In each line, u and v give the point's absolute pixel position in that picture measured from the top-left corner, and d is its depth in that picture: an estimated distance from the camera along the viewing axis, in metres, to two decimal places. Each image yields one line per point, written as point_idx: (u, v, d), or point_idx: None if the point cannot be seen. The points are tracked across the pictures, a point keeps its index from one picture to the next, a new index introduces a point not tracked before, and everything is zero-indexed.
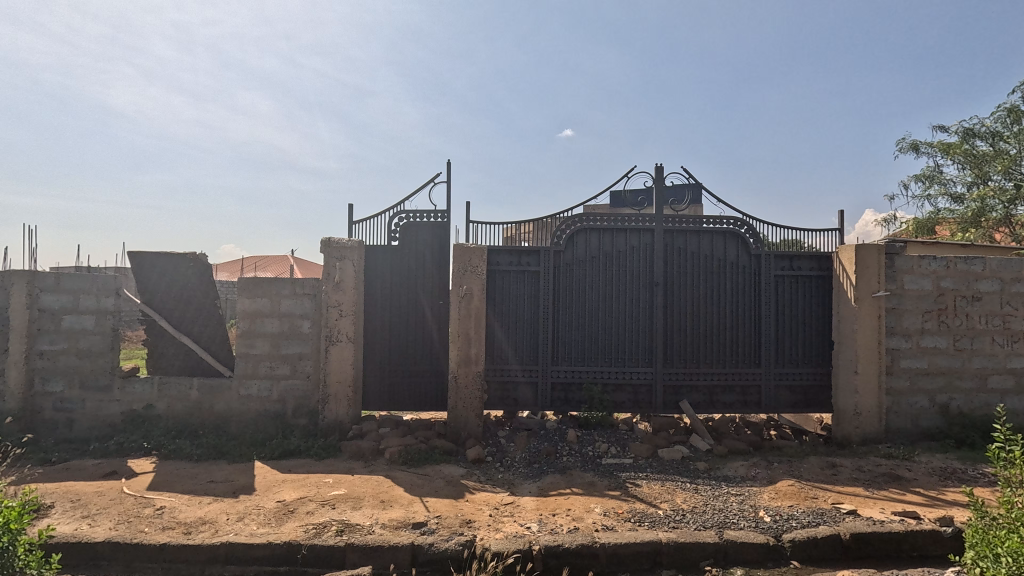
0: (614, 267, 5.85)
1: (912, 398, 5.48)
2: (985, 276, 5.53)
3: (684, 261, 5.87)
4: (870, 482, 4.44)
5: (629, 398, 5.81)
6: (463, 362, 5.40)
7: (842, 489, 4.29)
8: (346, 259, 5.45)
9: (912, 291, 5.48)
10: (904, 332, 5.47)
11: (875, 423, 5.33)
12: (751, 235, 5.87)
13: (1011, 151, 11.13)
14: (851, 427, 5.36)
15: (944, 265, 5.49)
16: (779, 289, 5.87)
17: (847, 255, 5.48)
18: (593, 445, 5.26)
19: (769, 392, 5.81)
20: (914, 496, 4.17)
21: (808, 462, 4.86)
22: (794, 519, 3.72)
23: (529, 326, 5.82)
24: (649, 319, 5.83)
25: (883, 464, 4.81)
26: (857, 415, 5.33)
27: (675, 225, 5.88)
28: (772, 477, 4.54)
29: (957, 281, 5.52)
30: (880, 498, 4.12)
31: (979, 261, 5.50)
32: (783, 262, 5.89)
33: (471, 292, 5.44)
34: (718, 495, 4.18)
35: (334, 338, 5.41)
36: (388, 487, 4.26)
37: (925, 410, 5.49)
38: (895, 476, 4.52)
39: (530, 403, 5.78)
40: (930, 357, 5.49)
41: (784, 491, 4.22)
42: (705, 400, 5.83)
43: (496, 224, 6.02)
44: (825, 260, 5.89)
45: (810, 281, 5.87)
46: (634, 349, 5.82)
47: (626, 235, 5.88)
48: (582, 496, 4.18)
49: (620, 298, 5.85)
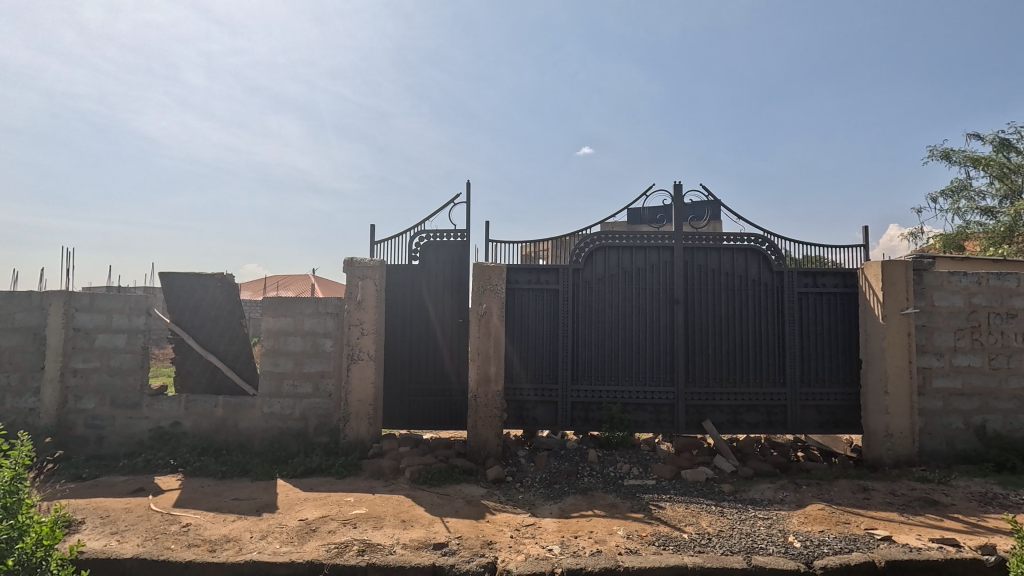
0: (634, 284, 5.84)
1: (947, 418, 5.29)
2: (1020, 292, 5.35)
3: (704, 278, 5.82)
4: (904, 507, 4.28)
5: (651, 418, 5.73)
6: (482, 382, 5.41)
7: (875, 514, 4.14)
8: (368, 278, 5.55)
9: (943, 308, 5.33)
10: (936, 350, 5.31)
11: (908, 445, 5.15)
12: (773, 251, 5.81)
13: None
14: (882, 449, 5.20)
15: (975, 281, 5.35)
16: (802, 306, 5.77)
17: (873, 272, 5.38)
18: (615, 466, 5.20)
19: (795, 413, 5.67)
20: (953, 522, 4.00)
21: (839, 486, 4.71)
22: (825, 545, 3.60)
23: (548, 344, 5.81)
24: (669, 337, 5.77)
25: (918, 488, 4.63)
26: (888, 437, 5.17)
27: (695, 242, 5.85)
28: (800, 501, 4.40)
29: (990, 298, 5.35)
30: (915, 524, 3.97)
31: (1013, 277, 5.34)
32: (807, 279, 5.80)
33: (490, 311, 5.48)
34: (745, 519, 4.06)
35: (355, 356, 5.48)
36: (408, 507, 4.25)
37: (960, 432, 5.29)
38: (931, 501, 4.34)
39: (549, 423, 5.75)
40: (964, 377, 5.31)
41: (814, 516, 4.09)
42: (729, 420, 5.72)
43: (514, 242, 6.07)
44: (851, 277, 5.78)
45: (835, 298, 5.76)
46: (655, 368, 5.75)
47: (646, 252, 5.87)
48: (605, 518, 4.11)
49: (641, 316, 5.81)
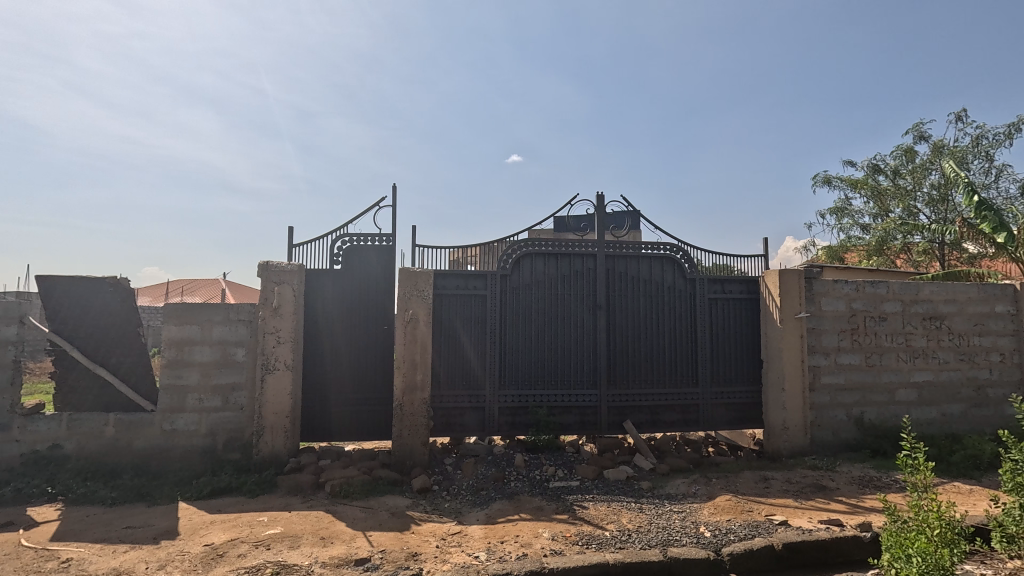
0: (560, 290, 5.99)
1: (833, 411, 5.89)
2: (889, 298, 6.10)
3: (625, 285, 6.10)
4: (798, 493, 4.71)
5: (575, 420, 5.90)
6: (408, 390, 5.29)
7: (774, 501, 4.52)
8: (286, 284, 5.27)
9: (829, 312, 5.95)
10: (824, 350, 5.91)
11: (802, 436, 5.69)
12: (686, 259, 6.21)
13: (907, 186, 13.02)
14: (781, 442, 5.69)
15: (855, 288, 6.03)
16: (712, 311, 6.20)
17: (772, 280, 5.90)
18: (541, 469, 5.28)
19: (707, 411, 6.07)
20: (838, 504, 4.46)
21: (743, 477, 5.09)
22: (731, 533, 3.88)
23: (475, 350, 5.80)
24: (593, 341, 5.98)
25: (810, 475, 5.12)
26: (786, 430, 5.68)
27: (616, 250, 6.12)
28: (710, 493, 4.71)
29: (866, 303, 6.05)
30: (807, 508, 4.37)
31: (883, 285, 6.07)
32: (716, 286, 6.25)
33: (417, 316, 5.39)
34: (661, 513, 4.29)
35: (270, 366, 5.16)
36: (328, 523, 4.06)
37: (843, 423, 5.91)
38: (820, 487, 4.81)
39: (477, 429, 5.74)
40: (847, 374, 5.95)
41: (722, 506, 4.39)
42: (648, 420, 6.01)
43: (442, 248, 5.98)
44: (753, 284, 6.30)
45: (740, 303, 6.25)
46: (580, 371, 5.93)
47: (570, 259, 6.05)
48: (530, 521, 4.17)
49: (566, 322, 5.97)
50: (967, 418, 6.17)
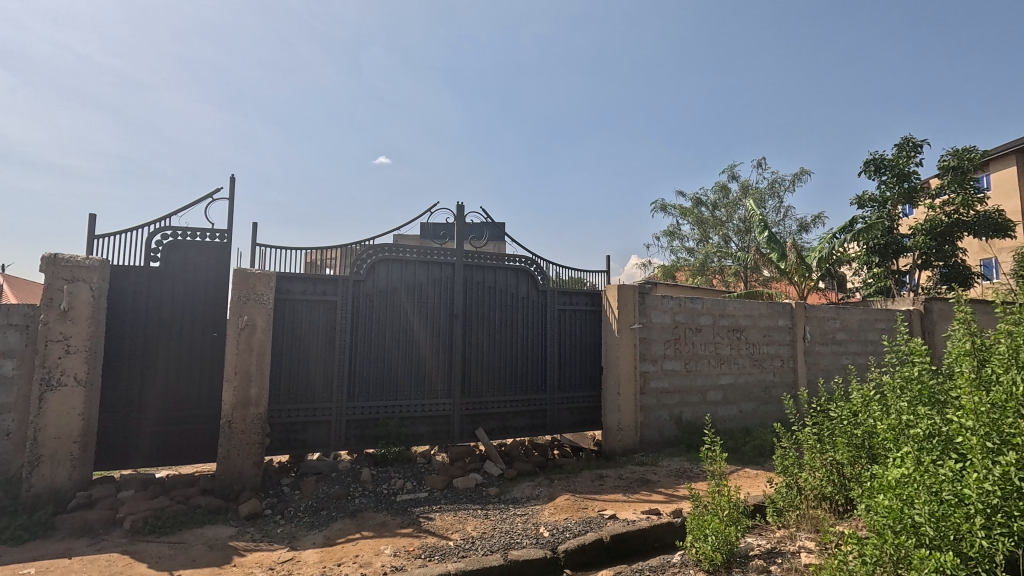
0: (416, 298, 5.89)
1: (658, 412, 6.64)
2: (703, 312, 7.09)
3: (481, 294, 6.22)
4: (626, 488, 5.21)
5: (428, 430, 5.83)
6: (239, 405, 4.75)
7: (606, 497, 4.93)
8: (80, 282, 4.39)
9: (657, 324, 6.72)
10: (652, 358, 6.65)
11: (632, 435, 6.31)
12: (539, 272, 6.55)
13: (722, 218, 15.72)
14: (615, 441, 6.25)
15: (678, 303, 6.90)
16: (560, 321, 6.61)
17: (612, 294, 6.50)
18: (389, 482, 5.10)
19: (553, 416, 6.43)
20: (657, 495, 5.02)
21: (581, 476, 5.48)
22: (567, 530, 4.14)
23: (322, 359, 5.43)
24: (448, 350, 5.98)
25: (637, 471, 5.69)
26: (620, 430, 6.25)
27: (474, 260, 6.22)
28: (552, 494, 4.98)
29: (686, 317, 6.96)
30: (632, 500, 4.85)
31: (699, 301, 7.05)
32: (565, 298, 6.69)
33: (254, 323, 4.88)
34: (505, 518, 4.41)
35: (54, 381, 4.24)
36: (123, 567, 3.43)
37: (666, 422, 6.69)
38: (644, 480, 5.38)
39: (320, 444, 5.35)
40: (670, 378, 6.76)
41: (561, 506, 4.67)
42: (499, 427, 6.17)
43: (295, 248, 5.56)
44: (597, 297, 6.87)
45: (585, 314, 6.77)
46: (434, 380, 5.88)
47: (428, 268, 6.00)
48: (372, 539, 3.98)
49: (422, 330, 5.89)
50: (757, 414, 7.41)
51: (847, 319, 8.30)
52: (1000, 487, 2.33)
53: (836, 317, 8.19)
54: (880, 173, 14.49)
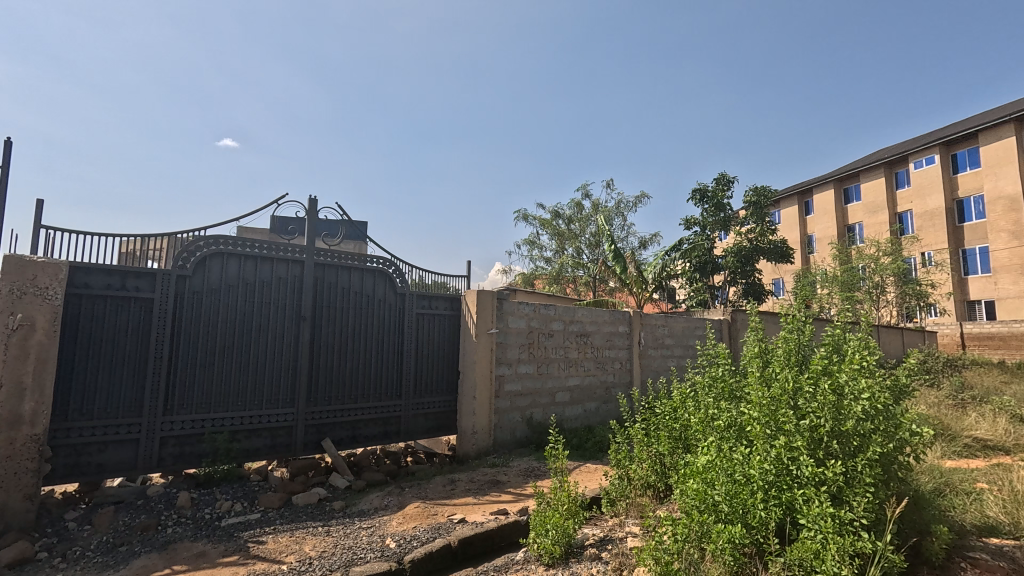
0: (256, 297, 5.31)
1: (511, 414, 6.86)
2: (555, 318, 7.52)
3: (333, 296, 5.83)
4: (477, 490, 5.27)
5: (265, 443, 5.27)
6: (3, 425, 3.80)
7: (456, 501, 4.93)
8: None
9: (513, 329, 6.95)
10: (508, 361, 6.85)
11: (486, 438, 6.43)
12: (398, 274, 6.37)
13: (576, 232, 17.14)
14: (469, 445, 6.30)
15: (533, 309, 7.22)
16: (418, 325, 6.49)
17: (471, 299, 6.57)
18: (213, 506, 4.49)
19: (407, 422, 6.27)
20: (506, 495, 5.16)
21: (433, 482, 5.41)
22: (414, 539, 4.04)
23: (130, 367, 4.60)
24: (293, 355, 5.48)
25: (488, 473, 5.80)
26: (474, 433, 6.32)
27: (326, 259, 5.82)
28: (401, 503, 4.83)
29: (540, 322, 7.32)
30: (482, 502, 4.92)
31: (552, 307, 7.46)
32: (424, 302, 6.59)
33: (32, 322, 3.95)
34: (349, 533, 4.16)
35: None
36: None
37: (519, 423, 6.94)
38: (495, 482, 5.50)
39: (124, 468, 4.52)
40: (523, 381, 7.03)
41: (410, 514, 4.55)
42: (348, 436, 5.83)
43: (103, 236, 4.70)
44: (457, 302, 6.90)
45: (444, 318, 6.74)
46: (274, 389, 5.34)
47: (273, 264, 5.46)
48: (186, 573, 3.45)
49: (262, 334, 5.32)
50: (599, 412, 8.06)
51: (673, 326, 9.48)
52: (776, 465, 2.83)
53: (665, 324, 9.31)
54: (703, 201, 16.90)
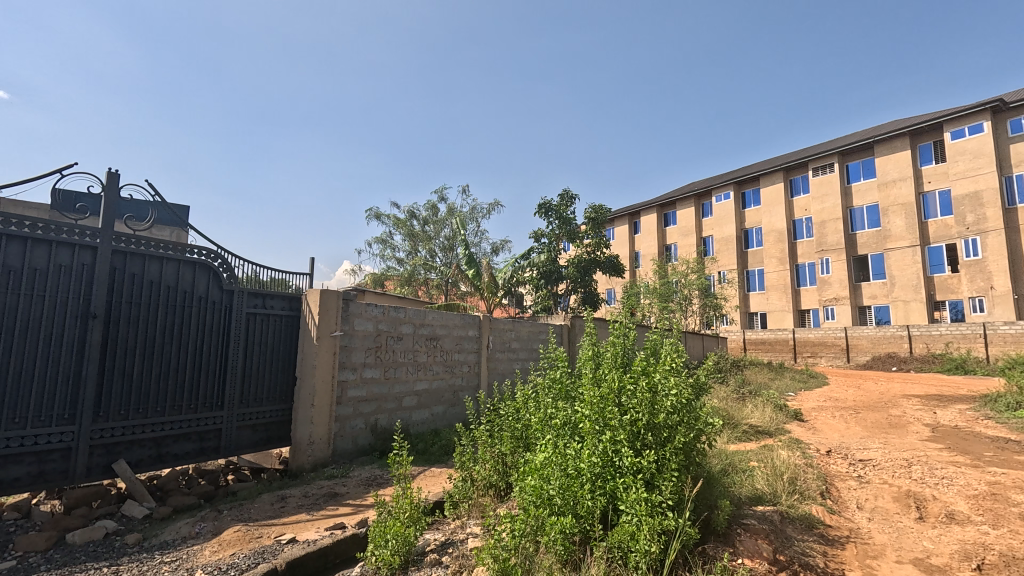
0: (24, 288, 4.24)
1: (354, 421, 6.50)
2: (405, 321, 7.35)
3: (138, 290, 4.93)
4: (311, 505, 4.86)
5: (29, 471, 4.21)
6: None
7: (286, 519, 4.49)
8: None
9: (360, 331, 6.61)
10: (352, 366, 6.49)
11: (324, 448, 5.99)
12: (224, 268, 5.65)
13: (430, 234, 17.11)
14: (304, 457, 5.81)
15: (381, 311, 6.95)
16: (249, 326, 5.81)
17: (313, 298, 6.09)
18: None
19: (230, 436, 5.56)
20: (344, 507, 4.85)
21: (259, 501, 4.87)
22: (232, 568, 3.57)
23: None
24: (77, 360, 4.49)
25: (325, 485, 5.41)
26: (310, 444, 5.85)
27: (130, 246, 4.91)
28: (218, 528, 4.24)
29: (389, 325, 7.08)
30: (316, 518, 4.55)
31: (402, 310, 7.28)
32: (256, 300, 5.93)
33: None
34: (146, 570, 3.51)
35: None
36: None
37: (362, 431, 6.61)
38: (332, 494, 5.14)
39: None
40: (368, 386, 6.72)
41: (228, 540, 4.02)
42: (152, 456, 4.96)
43: None
44: (296, 301, 6.35)
45: (280, 319, 6.14)
46: (47, 402, 4.30)
47: (52, 249, 4.43)
48: None
49: (31, 334, 4.27)
50: (445, 416, 8.06)
51: (520, 330, 9.93)
52: (602, 458, 3.11)
53: (512, 328, 9.71)
54: (550, 214, 18.08)
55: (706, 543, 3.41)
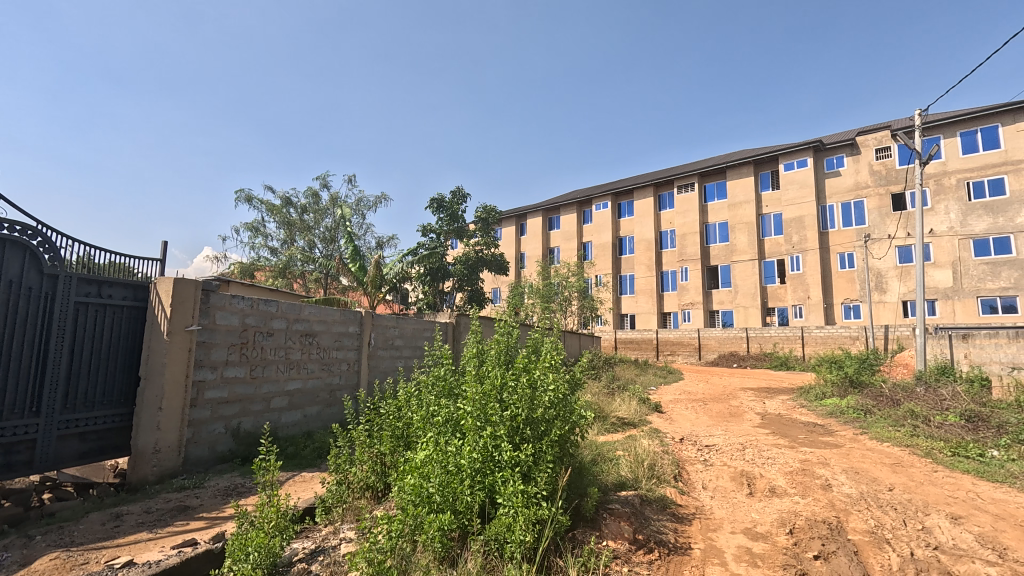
0: None
1: (212, 425, 5.84)
2: (277, 316, 6.78)
3: None
4: (153, 522, 4.27)
5: None
6: None
7: (121, 541, 3.89)
8: None
9: (222, 326, 5.97)
10: (211, 364, 5.83)
11: (173, 457, 5.30)
12: (46, 249, 4.76)
13: None
14: (148, 468, 5.09)
15: (249, 305, 6.35)
16: (78, 318, 4.95)
17: (164, 288, 5.37)
18: None
19: (49, 447, 4.68)
20: (197, 522, 4.34)
21: (86, 522, 4.17)
22: None
23: None
24: None
25: (173, 499, 4.80)
26: (156, 453, 5.14)
27: None
28: (27, 558, 3.54)
29: (258, 319, 6.48)
30: (161, 536, 4.01)
31: (274, 304, 6.71)
32: (89, 288, 5.08)
33: None
34: None
35: None
36: None
37: (221, 436, 5.96)
38: (182, 508, 4.57)
39: None
40: (230, 386, 6.07)
41: (41, 571, 3.37)
42: None
43: None
44: (141, 290, 5.54)
45: (121, 311, 5.32)
46: None
47: None
48: None
49: None
50: (320, 417, 7.58)
51: (404, 327, 9.70)
52: (482, 454, 3.17)
53: (395, 325, 9.44)
54: (440, 210, 17.94)
55: (576, 529, 3.64)
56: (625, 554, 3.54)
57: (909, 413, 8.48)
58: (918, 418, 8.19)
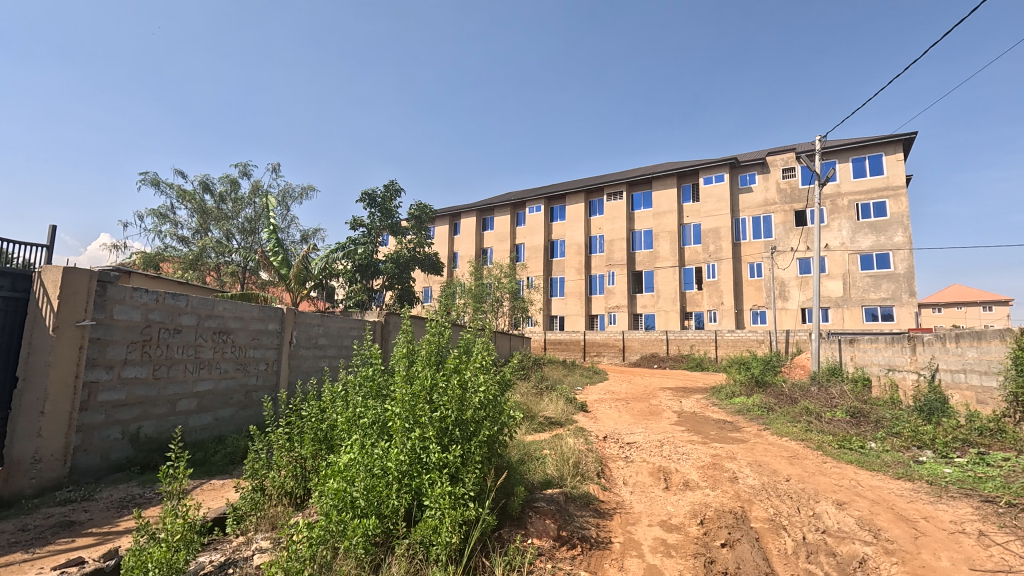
0: None
1: (105, 431, 5.28)
2: (186, 311, 6.27)
3: None
4: (29, 542, 3.78)
5: None
6: None
7: None
8: None
9: (120, 321, 5.42)
10: (107, 363, 5.28)
11: (57, 467, 4.73)
12: None
13: None
14: (24, 480, 4.51)
15: (154, 299, 5.82)
16: None
17: (51, 277, 4.80)
18: None
19: None
20: (84, 539, 3.90)
21: None
22: None
23: None
24: None
25: (55, 514, 4.29)
26: (35, 463, 4.56)
27: None
28: None
29: (164, 315, 5.95)
30: (38, 557, 3.56)
31: (183, 298, 6.20)
32: None
33: None
34: None
35: None
36: None
37: (116, 442, 5.40)
38: (65, 524, 4.09)
39: None
40: (129, 388, 5.52)
41: None
42: None
43: None
44: (21, 280, 4.95)
45: None
46: None
47: None
48: None
49: None
50: (233, 420, 7.08)
51: (329, 326, 9.31)
52: (409, 456, 3.11)
53: (319, 323, 9.03)
54: (371, 206, 17.43)
55: (502, 528, 3.67)
56: (549, 550, 3.62)
57: (805, 410, 9.36)
58: (812, 415, 9.06)
